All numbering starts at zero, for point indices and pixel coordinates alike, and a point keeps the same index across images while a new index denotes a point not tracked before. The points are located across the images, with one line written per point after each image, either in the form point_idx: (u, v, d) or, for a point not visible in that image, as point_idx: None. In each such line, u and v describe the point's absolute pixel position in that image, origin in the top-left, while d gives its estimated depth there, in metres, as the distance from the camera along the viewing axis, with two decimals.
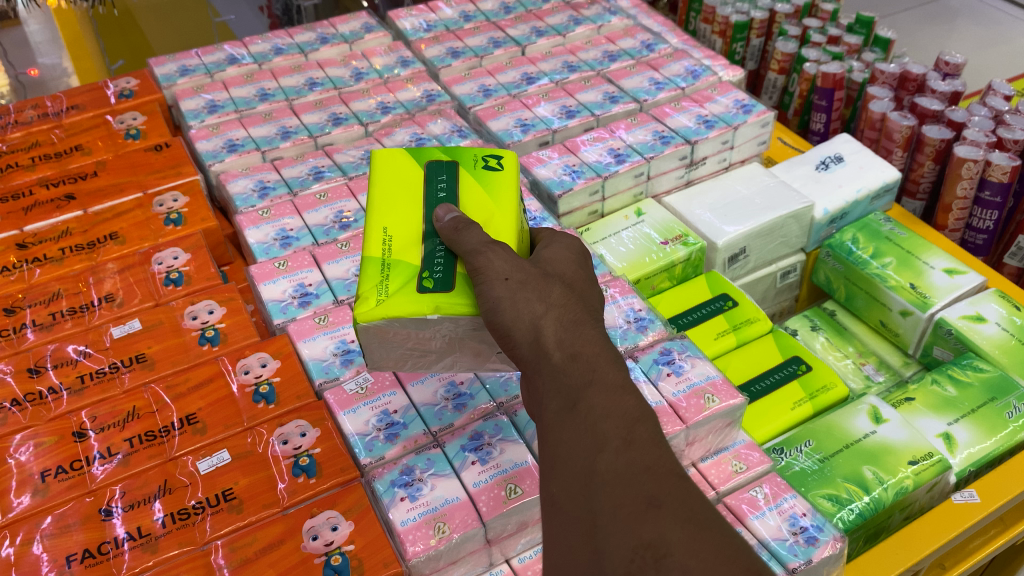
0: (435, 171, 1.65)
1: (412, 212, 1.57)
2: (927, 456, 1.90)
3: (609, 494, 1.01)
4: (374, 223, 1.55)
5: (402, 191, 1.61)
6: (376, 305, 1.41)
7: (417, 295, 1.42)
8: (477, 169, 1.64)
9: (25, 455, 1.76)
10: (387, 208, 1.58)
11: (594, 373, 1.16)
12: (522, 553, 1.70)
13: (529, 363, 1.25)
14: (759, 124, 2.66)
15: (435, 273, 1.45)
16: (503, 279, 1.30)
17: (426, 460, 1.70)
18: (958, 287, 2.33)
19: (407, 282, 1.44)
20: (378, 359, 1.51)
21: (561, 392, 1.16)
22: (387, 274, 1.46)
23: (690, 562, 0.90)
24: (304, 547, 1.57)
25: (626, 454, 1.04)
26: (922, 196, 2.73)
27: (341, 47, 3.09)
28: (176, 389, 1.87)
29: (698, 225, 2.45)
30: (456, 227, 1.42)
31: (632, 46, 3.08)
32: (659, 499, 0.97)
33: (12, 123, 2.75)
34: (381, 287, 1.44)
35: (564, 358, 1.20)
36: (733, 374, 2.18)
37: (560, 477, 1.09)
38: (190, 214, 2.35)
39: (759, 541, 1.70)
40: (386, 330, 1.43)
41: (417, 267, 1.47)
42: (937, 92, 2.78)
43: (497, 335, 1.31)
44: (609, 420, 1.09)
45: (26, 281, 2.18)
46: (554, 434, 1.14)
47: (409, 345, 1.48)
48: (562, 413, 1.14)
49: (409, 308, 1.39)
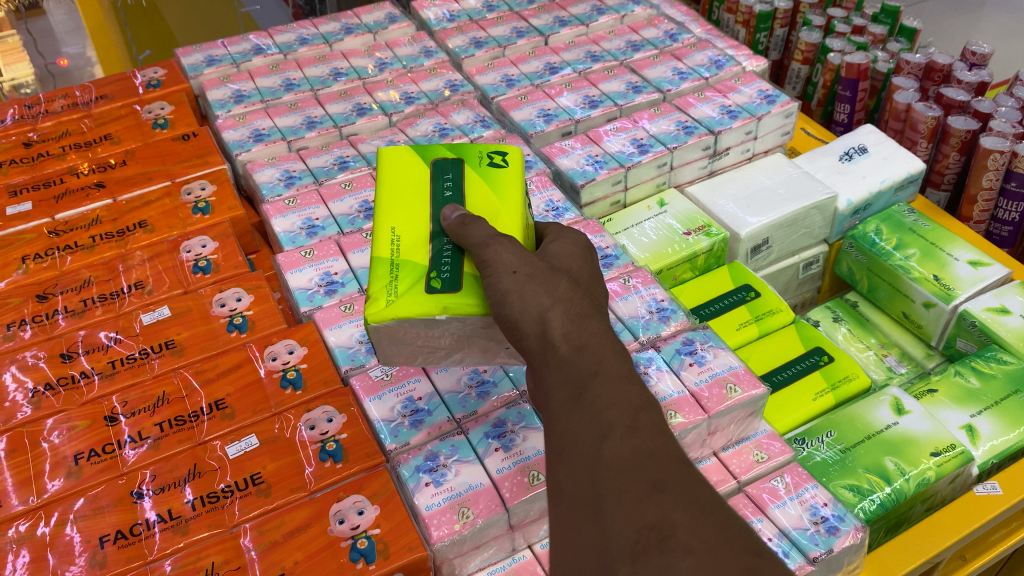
0: (444, 166, 1.67)
1: (419, 211, 1.58)
2: (949, 448, 1.90)
3: (613, 480, 1.02)
4: (384, 221, 1.57)
5: (411, 190, 1.63)
6: (385, 306, 1.42)
7: (425, 295, 1.43)
8: (484, 166, 1.67)
9: (58, 438, 1.80)
10: (398, 207, 1.60)
11: (598, 365, 1.17)
12: (545, 539, 1.72)
13: (535, 355, 1.26)
14: (782, 114, 2.65)
15: (443, 273, 1.46)
16: (511, 272, 1.31)
17: (451, 446, 1.72)
18: (982, 278, 2.32)
19: (416, 282, 1.46)
20: (388, 356, 1.53)
21: (566, 382, 1.17)
22: (396, 274, 1.48)
23: (693, 542, 0.92)
24: (331, 531, 1.59)
25: (631, 441, 1.05)
26: (946, 186, 2.72)
27: (365, 38, 3.11)
28: (204, 374, 1.90)
29: (721, 216, 2.45)
30: (466, 219, 1.44)
31: (655, 36, 3.08)
32: (662, 483, 0.99)
33: (42, 114, 2.79)
34: (391, 287, 1.46)
35: (570, 349, 1.21)
36: (754, 365, 2.19)
37: (564, 465, 1.10)
38: (218, 203, 2.38)
39: (780, 531, 1.71)
40: (396, 330, 1.45)
41: (425, 267, 1.48)
42: (963, 83, 2.74)
43: (504, 327, 1.32)
44: (614, 408, 1.10)
45: (57, 268, 2.22)
46: (559, 423, 1.15)
47: (418, 343, 1.49)
48: (567, 403, 1.15)
49: (418, 308, 1.41)
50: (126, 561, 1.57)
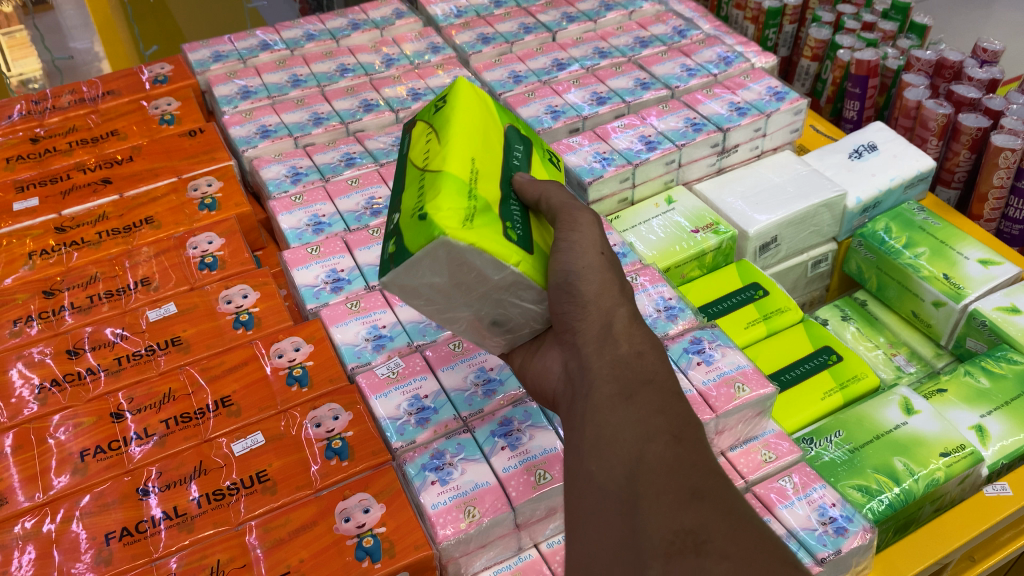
0: (513, 136, 1.58)
1: (493, 157, 1.45)
2: (959, 448, 1.89)
3: (652, 481, 1.01)
4: (463, 143, 1.38)
5: (488, 133, 1.48)
6: (463, 226, 1.23)
7: (501, 240, 1.29)
8: (545, 159, 1.66)
9: (64, 435, 1.80)
10: (477, 139, 1.43)
11: (655, 373, 1.19)
12: (551, 538, 1.72)
13: (588, 345, 1.29)
14: (792, 111, 2.64)
15: (516, 229, 1.35)
16: (599, 252, 1.35)
17: (456, 445, 1.72)
18: (993, 278, 2.30)
19: (491, 222, 1.30)
20: (411, 279, 1.27)
21: (619, 378, 1.20)
22: (474, 201, 1.29)
23: (730, 549, 0.89)
24: (336, 529, 1.59)
25: (674, 448, 1.05)
26: (957, 184, 2.70)
27: (372, 33, 3.10)
28: (210, 371, 1.90)
29: (729, 214, 2.43)
30: (555, 184, 1.43)
31: (664, 32, 3.06)
32: (702, 492, 0.97)
33: (50, 109, 2.79)
34: (467, 209, 1.26)
35: (630, 351, 1.25)
36: (762, 364, 2.18)
37: (602, 457, 1.10)
38: (225, 200, 2.38)
39: (788, 531, 1.70)
40: (454, 258, 1.24)
41: (497, 212, 1.34)
42: (975, 80, 2.73)
43: (564, 294, 1.33)
44: (663, 416, 1.11)
45: (64, 264, 2.22)
46: (603, 416, 1.15)
47: (455, 279, 1.29)
48: (616, 399, 1.17)
49: (498, 248, 1.26)
50: (131, 558, 1.57)
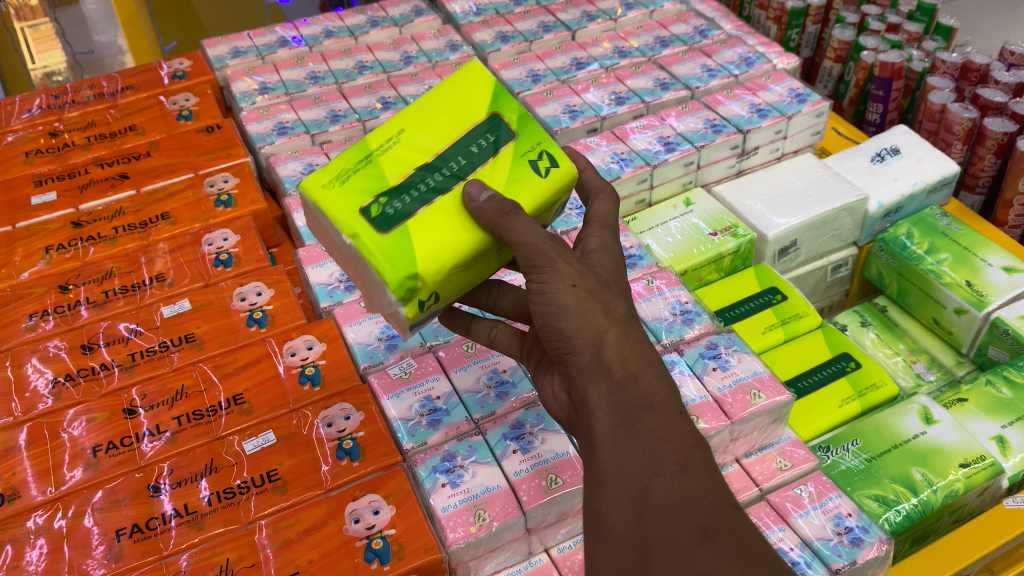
0: (499, 125, 1.40)
1: (438, 139, 1.39)
2: (979, 459, 1.86)
3: (662, 524, 1.03)
4: (415, 120, 1.43)
5: (455, 120, 1.41)
6: (322, 191, 1.37)
7: (359, 211, 1.32)
8: (522, 155, 1.37)
9: (78, 430, 1.80)
10: (435, 122, 1.41)
11: (655, 396, 1.11)
12: (562, 543, 1.70)
13: (580, 374, 1.16)
14: (813, 113, 2.60)
15: (389, 205, 1.31)
16: (571, 285, 1.16)
17: (468, 446, 1.71)
18: (1016, 286, 2.25)
19: (368, 189, 1.34)
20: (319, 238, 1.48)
21: (617, 407, 1.12)
22: (368, 167, 1.38)
23: None
24: (346, 530, 1.58)
25: (682, 481, 1.05)
26: (980, 189, 2.66)
27: (391, 31, 3.09)
28: (223, 369, 1.90)
29: (748, 217, 2.41)
30: (513, 213, 1.22)
31: (685, 31, 3.03)
32: (714, 532, 1.00)
33: (69, 103, 2.81)
34: (356, 172, 1.38)
35: (624, 374, 1.13)
36: (779, 369, 2.15)
37: (606, 494, 1.08)
38: (240, 196, 2.38)
39: (802, 540, 1.67)
40: (324, 223, 1.38)
41: (388, 186, 1.34)
42: (1001, 83, 2.67)
43: (547, 333, 1.19)
44: (665, 444, 1.08)
45: (81, 259, 2.23)
46: (605, 450, 1.11)
47: (338, 251, 1.40)
48: (615, 430, 1.11)
49: (338, 222, 1.32)
50: (141, 555, 1.57)
